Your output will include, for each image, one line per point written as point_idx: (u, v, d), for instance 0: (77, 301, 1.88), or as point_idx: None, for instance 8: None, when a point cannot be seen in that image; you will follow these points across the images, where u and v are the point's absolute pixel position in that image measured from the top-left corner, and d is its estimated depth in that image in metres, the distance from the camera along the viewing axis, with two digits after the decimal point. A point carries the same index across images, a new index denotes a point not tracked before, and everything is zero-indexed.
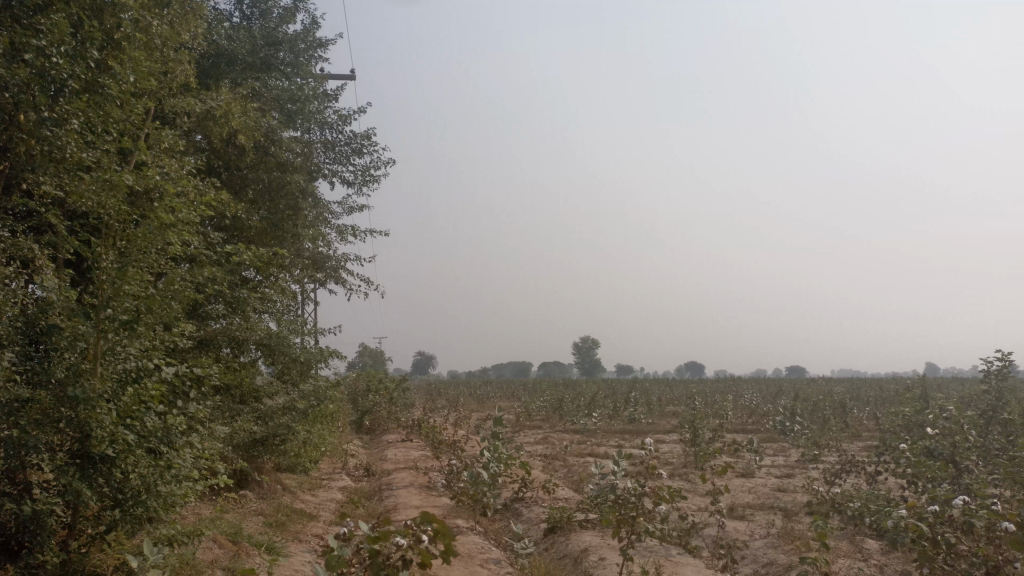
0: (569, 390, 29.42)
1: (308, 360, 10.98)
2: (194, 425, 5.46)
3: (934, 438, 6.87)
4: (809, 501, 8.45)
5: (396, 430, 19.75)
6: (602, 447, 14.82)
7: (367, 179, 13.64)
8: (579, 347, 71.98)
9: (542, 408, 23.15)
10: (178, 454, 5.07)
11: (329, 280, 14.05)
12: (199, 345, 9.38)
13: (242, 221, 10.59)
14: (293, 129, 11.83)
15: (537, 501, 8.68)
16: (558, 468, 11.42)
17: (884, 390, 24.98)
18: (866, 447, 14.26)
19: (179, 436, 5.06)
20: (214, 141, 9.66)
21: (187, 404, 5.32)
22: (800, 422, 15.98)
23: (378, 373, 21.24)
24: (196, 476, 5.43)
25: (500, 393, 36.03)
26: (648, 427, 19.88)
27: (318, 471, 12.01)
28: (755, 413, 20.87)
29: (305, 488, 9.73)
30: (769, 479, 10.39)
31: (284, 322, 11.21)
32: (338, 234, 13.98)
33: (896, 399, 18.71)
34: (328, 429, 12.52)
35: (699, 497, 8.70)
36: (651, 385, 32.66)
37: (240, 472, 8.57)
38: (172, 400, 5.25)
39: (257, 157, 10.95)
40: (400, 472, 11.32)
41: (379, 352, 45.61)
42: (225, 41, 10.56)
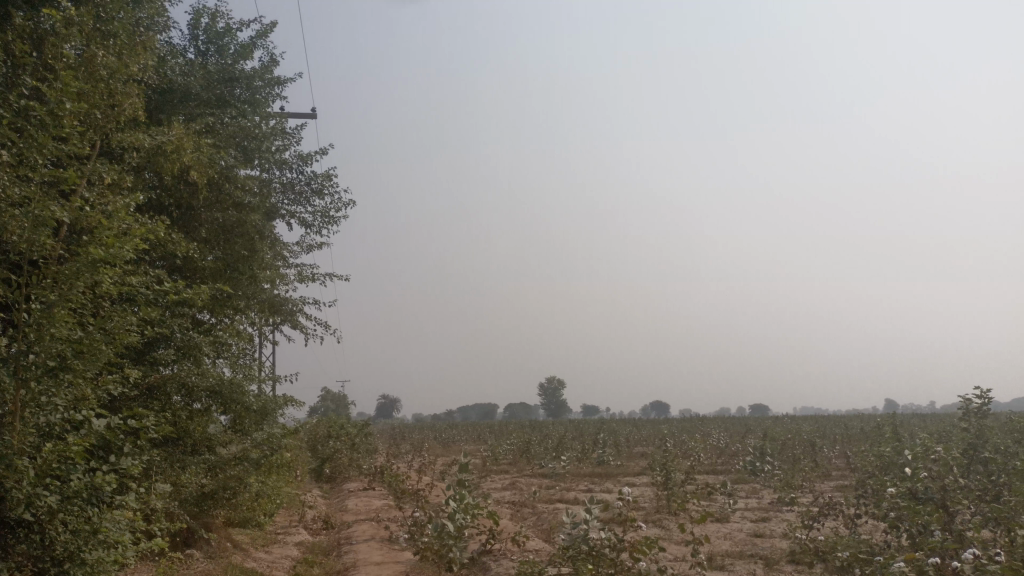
0: (537, 432, 28.98)
1: (263, 408, 10.46)
2: (129, 484, 5.00)
3: (919, 481, 6.62)
4: (788, 548, 8.15)
5: (358, 478, 19.09)
6: (572, 492, 14.41)
7: (326, 222, 13.28)
8: (545, 388, 71.52)
9: (509, 451, 22.65)
10: (108, 516, 4.59)
11: (287, 323, 13.56)
12: (147, 393, 8.85)
13: (194, 261, 10.22)
14: (250, 167, 11.46)
15: (507, 555, 8.23)
16: (528, 516, 10.99)
17: (850, 427, 24.97)
18: (839, 487, 14.07)
19: (109, 496, 4.58)
20: (165, 178, 9.25)
21: (120, 460, 4.85)
22: (771, 463, 15.76)
23: (340, 418, 20.60)
24: (131, 540, 4.94)
25: (466, 436, 35.39)
26: (618, 470, 19.51)
27: (275, 524, 11.40)
28: (725, 454, 20.65)
29: (259, 545, 9.16)
30: (745, 524, 10.08)
31: (239, 367, 10.70)
32: (297, 276, 13.54)
33: (865, 437, 18.66)
34: (285, 480, 11.94)
35: (675, 546, 8.34)
36: (619, 425, 32.29)
37: (186, 529, 8.00)
38: (105, 456, 4.78)
39: (211, 195, 10.53)
40: (362, 524, 10.78)
41: (341, 396, 44.66)
42: (178, 76, 10.22)
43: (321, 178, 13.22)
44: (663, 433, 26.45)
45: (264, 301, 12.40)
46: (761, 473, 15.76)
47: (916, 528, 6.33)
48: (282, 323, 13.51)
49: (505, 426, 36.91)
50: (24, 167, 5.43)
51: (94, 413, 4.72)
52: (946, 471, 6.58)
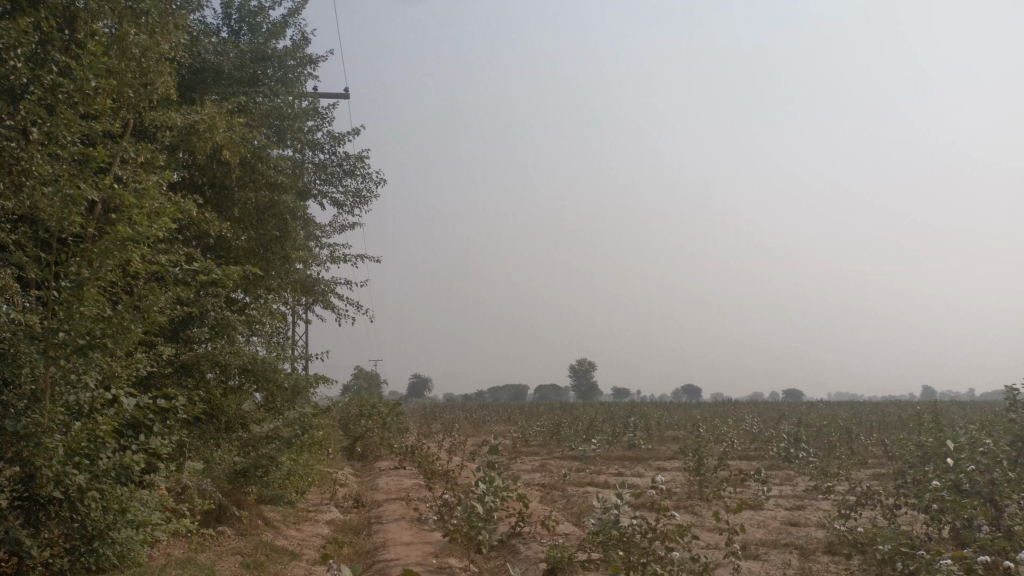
0: (567, 414, 29.01)
1: (295, 386, 10.52)
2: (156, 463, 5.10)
3: (965, 472, 6.41)
4: (824, 538, 7.98)
5: (390, 457, 19.23)
6: (602, 475, 14.35)
7: (358, 203, 13.27)
8: (576, 370, 71.47)
9: (539, 433, 22.63)
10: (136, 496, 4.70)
11: (319, 303, 13.62)
12: (182, 370, 8.98)
13: (227, 240, 10.29)
14: (282, 146, 11.45)
15: (536, 538, 8.18)
16: (557, 499, 10.96)
17: (887, 414, 24.56)
18: (876, 475, 13.80)
19: (137, 475, 4.69)
20: (198, 156, 9.26)
21: (148, 439, 4.93)
22: (806, 450, 15.51)
23: (372, 398, 20.75)
24: (158, 517, 5.07)
25: (497, 416, 35.50)
26: (649, 454, 19.39)
27: (306, 502, 11.49)
28: (758, 439, 20.40)
29: (290, 523, 9.23)
30: (778, 511, 9.92)
31: (272, 346, 10.76)
32: (329, 256, 13.57)
33: (904, 425, 18.27)
34: (317, 458, 12.03)
35: (707, 534, 8.22)
36: (651, 409, 32.11)
37: (218, 506, 8.08)
38: (133, 435, 4.89)
39: (244, 174, 10.54)
40: (392, 504, 10.84)
41: (374, 375, 45.20)
42: (211, 55, 10.21)
43: (353, 159, 13.20)
44: (694, 417, 26.22)
45: (297, 281, 12.44)
46: (795, 459, 15.52)
47: (961, 522, 6.12)
48: (314, 303, 13.57)
49: (536, 407, 36.93)
50: (56, 145, 5.43)
51: (123, 391, 4.80)
52: (994, 463, 6.35)
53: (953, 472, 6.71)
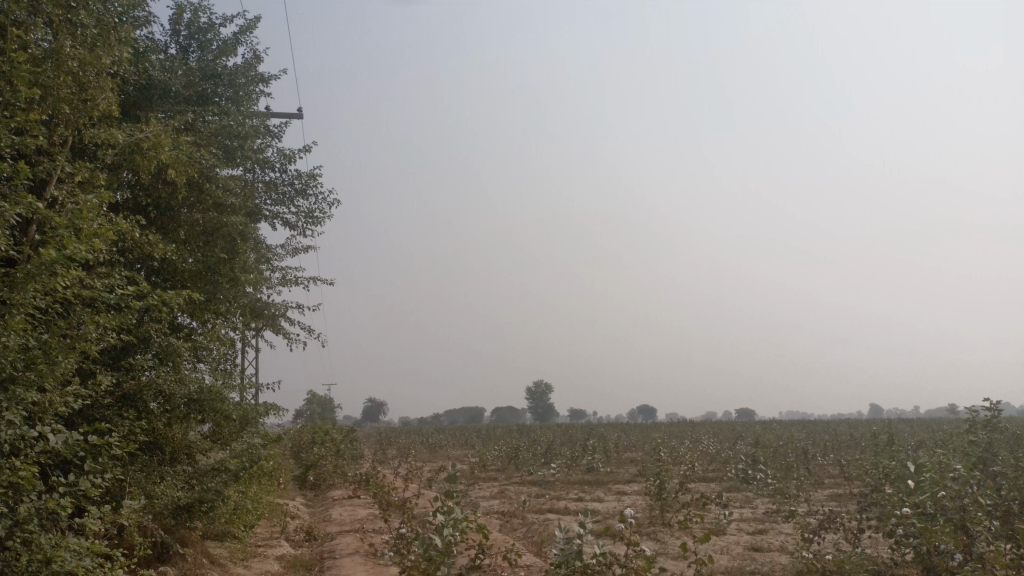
0: (524, 437, 28.73)
1: (244, 416, 10.10)
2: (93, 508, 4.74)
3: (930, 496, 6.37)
4: (789, 566, 7.86)
5: (343, 485, 18.68)
6: (562, 501, 14.11)
7: (311, 223, 12.92)
8: (532, 392, 71.23)
9: (497, 458, 22.30)
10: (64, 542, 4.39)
11: (270, 328, 13.18)
12: (122, 400, 8.65)
13: (174, 263, 9.91)
14: (232, 166, 11.08)
15: (497, 572, 7.87)
16: (517, 527, 10.70)
17: (839, 434, 24.89)
18: (833, 496, 13.84)
19: (66, 520, 4.39)
20: (143, 176, 8.85)
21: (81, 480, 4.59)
22: (764, 472, 15.51)
23: (325, 424, 20.18)
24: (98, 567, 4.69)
25: (454, 440, 34.99)
26: (608, 477, 19.22)
27: (255, 537, 11.00)
28: (716, 460, 20.39)
29: (238, 560, 8.78)
30: (741, 536, 9.80)
31: (219, 374, 10.34)
32: (281, 279, 13.18)
33: (858, 445, 18.45)
34: (266, 490, 11.55)
35: (672, 563, 8.03)
36: (608, 431, 32.02)
37: (160, 544, 7.67)
38: (62, 475, 4.59)
39: (190, 195, 10.14)
40: (346, 537, 10.45)
41: (328, 400, 44.27)
42: (158, 72, 9.86)
43: (305, 178, 12.86)
44: (652, 439, 26.18)
45: (245, 305, 12.00)
46: (753, 481, 15.52)
47: (929, 547, 6.06)
48: (264, 327, 13.14)
49: (492, 431, 36.55)
50: None
51: (53, 427, 4.52)
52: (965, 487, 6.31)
53: (918, 497, 6.67)
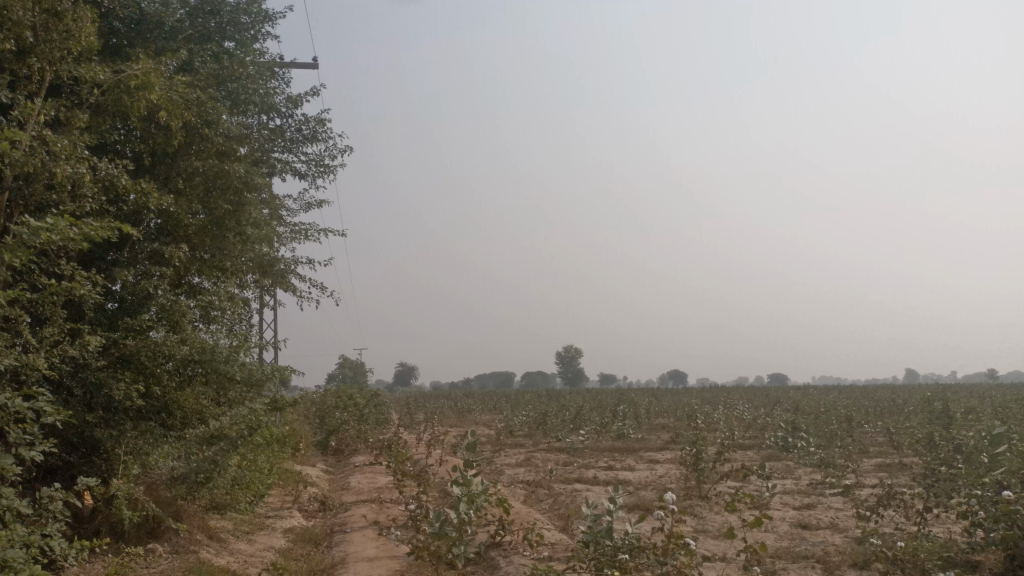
0: (554, 403, 27.99)
1: (249, 378, 9.49)
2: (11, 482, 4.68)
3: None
4: (846, 547, 7.02)
5: (366, 451, 18.14)
6: (589, 469, 13.40)
7: (321, 172, 12.15)
8: (562, 356, 70.56)
9: (525, 423, 21.64)
10: None
11: (280, 286, 12.51)
12: (119, 362, 8.13)
13: (176, 216, 9.22)
14: (237, 113, 10.31)
15: (517, 550, 7.10)
16: (542, 499, 10.04)
17: (883, 401, 23.77)
18: (882, 467, 12.93)
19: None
20: (134, 120, 8.08)
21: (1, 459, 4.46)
22: (805, 439, 14.63)
23: (348, 388, 19.71)
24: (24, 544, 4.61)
25: (483, 404, 34.43)
26: (640, 444, 18.48)
27: (263, 506, 10.35)
28: (753, 427, 19.49)
29: (240, 534, 8.14)
30: (786, 511, 8.96)
31: (225, 335, 9.74)
32: (291, 234, 12.48)
33: (907, 414, 17.40)
34: (276, 457, 10.91)
35: (713, 543, 7.23)
36: (640, 396, 31.18)
37: (151, 519, 6.98)
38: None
39: (186, 141, 9.33)
40: (360, 507, 9.81)
41: (358, 365, 44.04)
42: (153, 7, 9.05)
43: (313, 124, 12.06)
44: (685, 405, 25.33)
45: (251, 260, 11.28)
46: (794, 449, 14.65)
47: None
48: (274, 285, 12.50)
49: (521, 395, 35.96)
50: None
51: None
52: None
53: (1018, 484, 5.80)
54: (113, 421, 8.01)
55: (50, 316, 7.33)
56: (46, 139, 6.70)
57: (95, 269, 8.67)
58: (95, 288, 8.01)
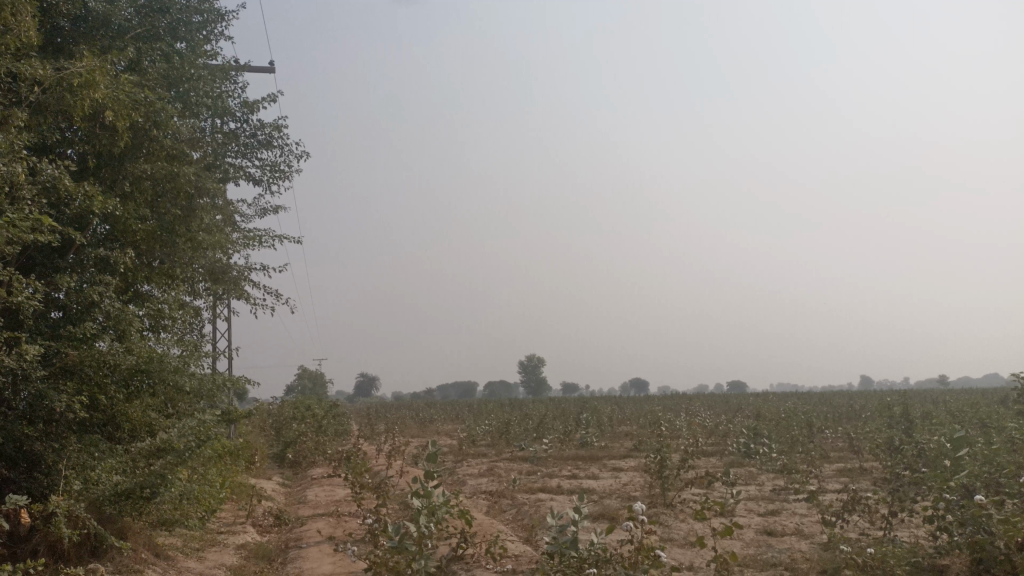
0: (516, 412, 27.77)
1: (199, 389, 9.13)
2: None
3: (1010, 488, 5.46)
4: (812, 553, 6.96)
5: (324, 463, 17.74)
6: (552, 478, 13.24)
7: (277, 178, 11.84)
8: (525, 365, 70.45)
9: (487, 432, 21.41)
10: None
11: (233, 294, 12.14)
12: (61, 373, 7.74)
13: (124, 220, 8.86)
14: (187, 115, 9.98)
15: (480, 564, 6.89)
16: (505, 509, 9.84)
17: (841, 407, 24.07)
18: (842, 472, 13.01)
19: None
20: (77, 120, 7.73)
21: None
22: (766, 445, 14.66)
23: (305, 399, 19.29)
24: None
25: (445, 414, 34.10)
26: (603, 452, 18.39)
27: (215, 522, 9.97)
28: (715, 434, 19.54)
29: (190, 551, 7.78)
30: (751, 518, 8.90)
31: (174, 344, 9.37)
32: (245, 240, 12.13)
33: (865, 419, 17.60)
34: (229, 471, 10.53)
35: (679, 552, 7.10)
36: (602, 404, 31.17)
37: (93, 538, 6.61)
38: None
39: (134, 142, 8.97)
40: (317, 521, 9.51)
41: (317, 375, 43.34)
42: (99, 3, 8.70)
43: (268, 129, 11.75)
44: (647, 413, 25.35)
45: (202, 267, 10.91)
46: (756, 455, 14.67)
47: (999, 542, 5.15)
48: (227, 294, 12.12)
49: (484, 404, 35.68)
50: None
51: None
52: None
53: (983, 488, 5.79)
54: (54, 435, 7.62)
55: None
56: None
57: (35, 276, 8.25)
58: (35, 295, 7.62)
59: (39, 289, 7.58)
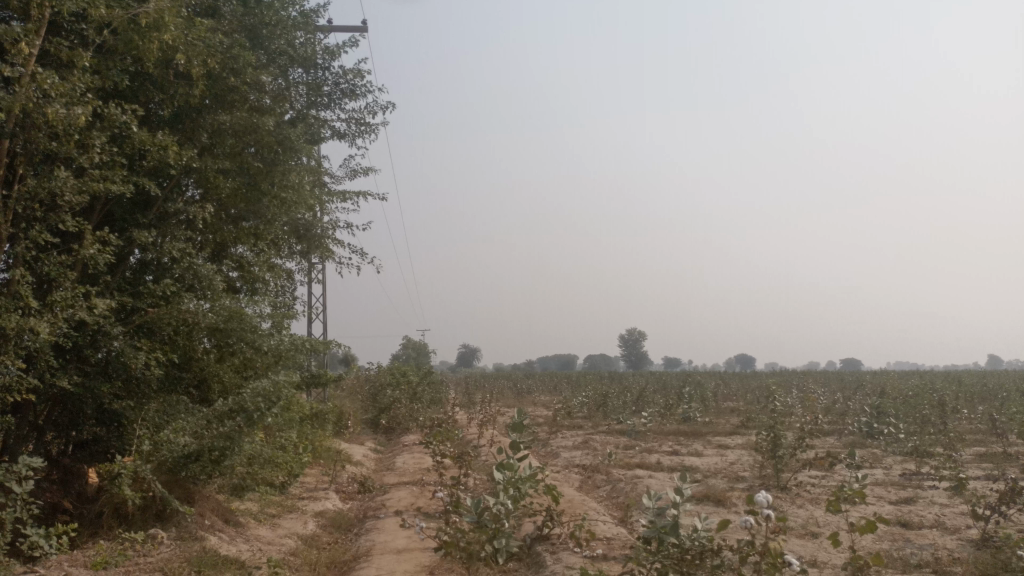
0: (615, 385, 26.82)
1: (280, 350, 8.77)
2: None
3: None
4: (962, 555, 5.84)
5: (418, 430, 17.52)
6: (651, 453, 12.38)
7: (362, 131, 11.36)
8: (625, 339, 69.13)
9: (584, 404, 20.67)
10: None
11: (321, 254, 11.80)
12: (141, 330, 7.54)
13: (205, 175, 8.55)
14: (263, 59, 9.64)
15: (568, 547, 6.15)
16: (598, 486, 9.09)
17: (978, 387, 21.76)
18: (986, 458, 11.48)
19: None
20: (148, 66, 7.40)
21: None
22: (892, 425, 13.22)
23: (401, 365, 19.10)
24: None
25: (543, 386, 33.50)
26: (708, 428, 17.31)
27: (298, 487, 9.69)
28: (833, 412, 18.04)
29: (264, 518, 7.44)
30: (882, 507, 7.76)
31: (258, 303, 9.05)
32: (331, 196, 11.75)
33: (1011, 400, 15.68)
34: (313, 434, 10.23)
35: (800, 545, 6.14)
36: (707, 379, 29.75)
37: (161, 502, 6.27)
38: None
39: (211, 92, 8.64)
40: (400, 490, 9.06)
41: (418, 345, 43.78)
42: None
43: (350, 77, 11.29)
44: (757, 388, 23.90)
45: (286, 224, 10.61)
46: (882, 436, 13.26)
47: None
48: (315, 254, 11.80)
49: (583, 377, 34.91)
50: None
51: None
52: None
53: None
54: (132, 391, 7.46)
55: (58, 278, 6.72)
56: (38, 77, 6.03)
57: (115, 231, 8.04)
58: (111, 247, 7.43)
59: (113, 240, 7.36)
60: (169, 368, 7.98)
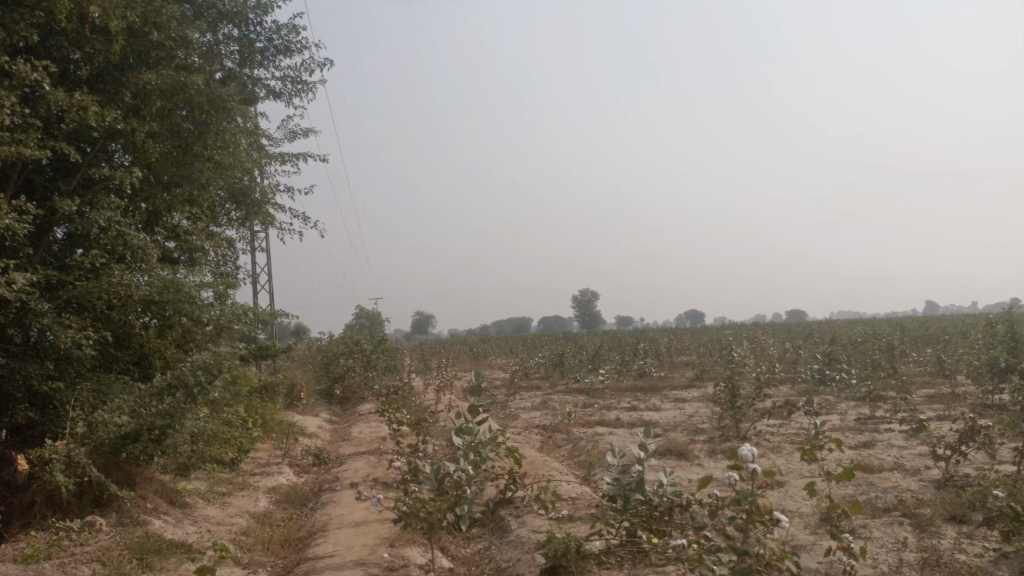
0: (570, 345, 26.83)
1: (223, 321, 8.35)
2: None
3: None
4: (923, 495, 5.87)
5: (374, 399, 17.21)
6: (610, 410, 12.33)
7: (300, 90, 10.84)
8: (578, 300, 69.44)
9: (540, 365, 20.59)
10: None
11: (262, 221, 11.29)
12: (69, 306, 7.04)
13: (133, 139, 7.99)
14: (190, 14, 9.02)
15: (531, 510, 5.99)
16: (559, 446, 8.96)
17: (922, 331, 22.35)
18: (936, 398, 11.73)
19: None
20: (60, 19, 6.80)
21: None
22: (845, 371, 13.41)
23: (353, 334, 18.69)
24: None
25: (499, 350, 33.39)
26: (664, 382, 17.39)
27: (249, 463, 9.35)
28: (785, 361, 18.30)
29: (213, 497, 7.11)
30: (841, 452, 7.80)
31: (197, 275, 8.57)
32: (269, 160, 11.21)
33: (955, 342, 16.08)
34: (263, 409, 9.85)
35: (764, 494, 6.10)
36: (661, 336, 29.99)
37: (99, 489, 5.90)
38: None
39: (134, 49, 8.04)
40: (356, 461, 8.79)
41: (371, 314, 43.20)
42: None
43: (284, 32, 10.70)
44: (710, 342, 24.16)
45: (223, 191, 10.08)
46: (835, 382, 13.45)
47: None
48: (256, 222, 11.30)
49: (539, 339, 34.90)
50: None
51: None
52: None
53: None
54: (63, 372, 6.98)
55: None
56: None
57: (36, 201, 7.46)
58: (30, 219, 6.88)
59: (32, 210, 6.80)
60: (103, 349, 7.46)
